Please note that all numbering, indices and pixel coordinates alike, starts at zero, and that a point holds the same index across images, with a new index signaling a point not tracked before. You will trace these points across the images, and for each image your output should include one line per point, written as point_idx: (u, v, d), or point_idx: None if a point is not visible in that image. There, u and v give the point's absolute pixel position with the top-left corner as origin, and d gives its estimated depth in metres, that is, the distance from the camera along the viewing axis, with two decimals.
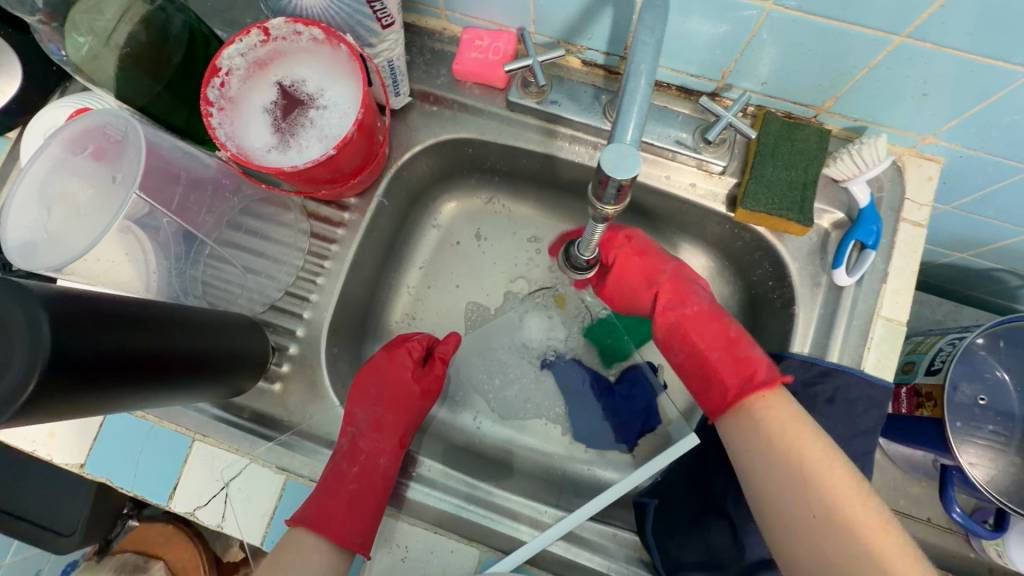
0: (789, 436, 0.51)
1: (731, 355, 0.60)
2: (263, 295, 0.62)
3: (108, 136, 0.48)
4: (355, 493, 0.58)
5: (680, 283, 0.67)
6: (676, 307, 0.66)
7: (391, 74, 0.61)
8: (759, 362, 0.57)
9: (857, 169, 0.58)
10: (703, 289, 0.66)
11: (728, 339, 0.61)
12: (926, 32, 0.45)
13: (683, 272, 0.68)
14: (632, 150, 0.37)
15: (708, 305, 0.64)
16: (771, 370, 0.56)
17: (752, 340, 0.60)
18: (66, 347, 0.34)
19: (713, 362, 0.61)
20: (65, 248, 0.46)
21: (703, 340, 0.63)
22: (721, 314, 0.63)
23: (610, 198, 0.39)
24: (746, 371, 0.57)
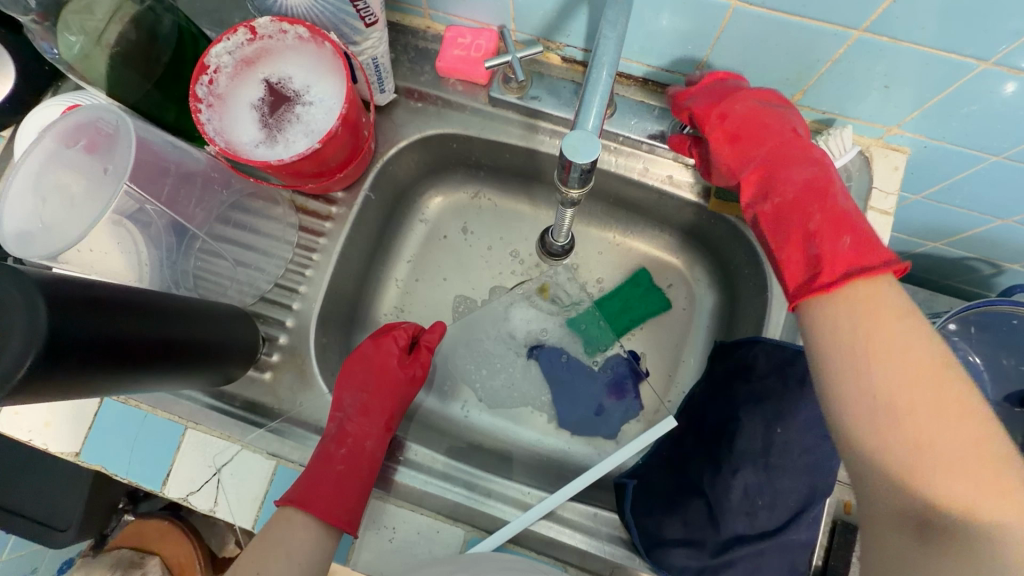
0: (893, 340, 0.43)
1: (806, 254, 0.52)
2: (253, 287, 0.64)
3: (100, 130, 0.50)
4: (343, 473, 0.60)
5: (775, 169, 0.56)
6: (757, 206, 0.57)
7: (375, 72, 0.62)
8: (838, 260, 0.49)
9: (826, 158, 0.61)
10: (799, 177, 0.55)
11: (806, 236, 0.52)
12: (883, 26, 0.47)
13: (783, 151, 0.56)
14: (592, 137, 0.39)
15: (797, 198, 0.54)
16: (850, 269, 0.48)
17: (840, 236, 0.50)
18: (62, 331, 0.36)
19: (784, 260, 0.54)
20: (60, 237, 0.47)
21: (777, 239, 0.55)
22: (809, 205, 0.53)
23: (574, 180, 0.42)
24: (815, 271, 0.50)
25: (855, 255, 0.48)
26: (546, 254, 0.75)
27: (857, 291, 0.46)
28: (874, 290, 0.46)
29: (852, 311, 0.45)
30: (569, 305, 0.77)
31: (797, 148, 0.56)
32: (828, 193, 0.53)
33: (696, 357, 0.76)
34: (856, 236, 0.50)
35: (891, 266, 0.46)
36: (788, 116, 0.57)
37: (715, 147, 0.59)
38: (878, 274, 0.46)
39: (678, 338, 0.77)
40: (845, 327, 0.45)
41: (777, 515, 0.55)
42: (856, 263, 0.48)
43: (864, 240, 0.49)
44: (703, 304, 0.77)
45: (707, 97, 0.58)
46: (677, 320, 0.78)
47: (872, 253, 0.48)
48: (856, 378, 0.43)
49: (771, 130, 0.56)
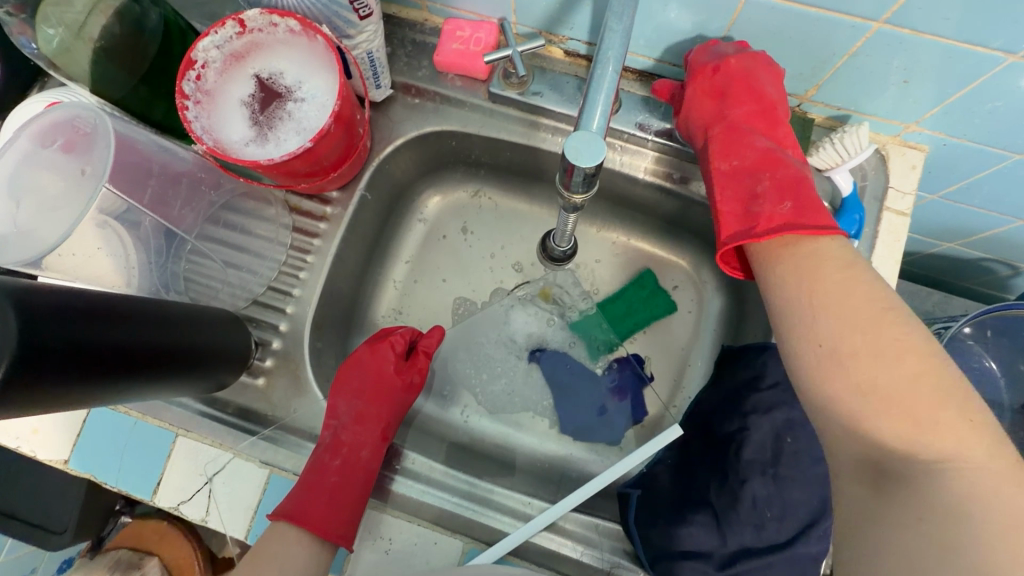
0: (836, 288, 0.44)
1: (747, 209, 0.53)
2: (245, 290, 0.62)
3: (77, 129, 0.48)
4: (337, 485, 0.59)
5: (738, 134, 0.56)
6: (716, 161, 0.57)
7: (371, 66, 0.60)
8: (775, 216, 0.50)
9: (841, 157, 0.58)
10: (761, 143, 0.55)
11: (752, 193, 0.54)
12: (904, 18, 0.45)
13: (751, 120, 0.56)
14: (597, 138, 0.37)
15: (753, 162, 0.55)
16: (788, 225, 0.49)
17: (786, 197, 0.51)
18: (35, 341, 0.34)
19: (722, 205, 0.55)
20: (37, 242, 0.44)
21: (725, 190, 0.56)
22: (762, 170, 0.54)
23: (578, 185, 0.40)
24: (752, 222, 0.52)
25: (795, 215, 0.50)
26: (546, 258, 0.73)
27: (794, 247, 0.48)
28: (817, 247, 0.47)
29: (794, 262, 0.47)
30: (570, 308, 0.76)
31: (764, 119, 0.56)
32: (782, 160, 0.54)
33: (702, 362, 0.74)
34: (801, 200, 0.51)
35: (831, 231, 0.48)
36: (777, 87, 0.53)
37: (695, 103, 0.57)
38: (812, 234, 0.48)
39: (683, 342, 0.75)
40: (790, 280, 0.47)
41: (786, 528, 0.53)
42: (793, 221, 0.49)
43: (807, 206, 0.50)
44: (709, 307, 0.75)
45: (705, 54, 0.55)
46: (683, 323, 0.76)
47: (814, 216, 0.49)
48: (806, 332, 0.45)
49: (749, 99, 0.55)
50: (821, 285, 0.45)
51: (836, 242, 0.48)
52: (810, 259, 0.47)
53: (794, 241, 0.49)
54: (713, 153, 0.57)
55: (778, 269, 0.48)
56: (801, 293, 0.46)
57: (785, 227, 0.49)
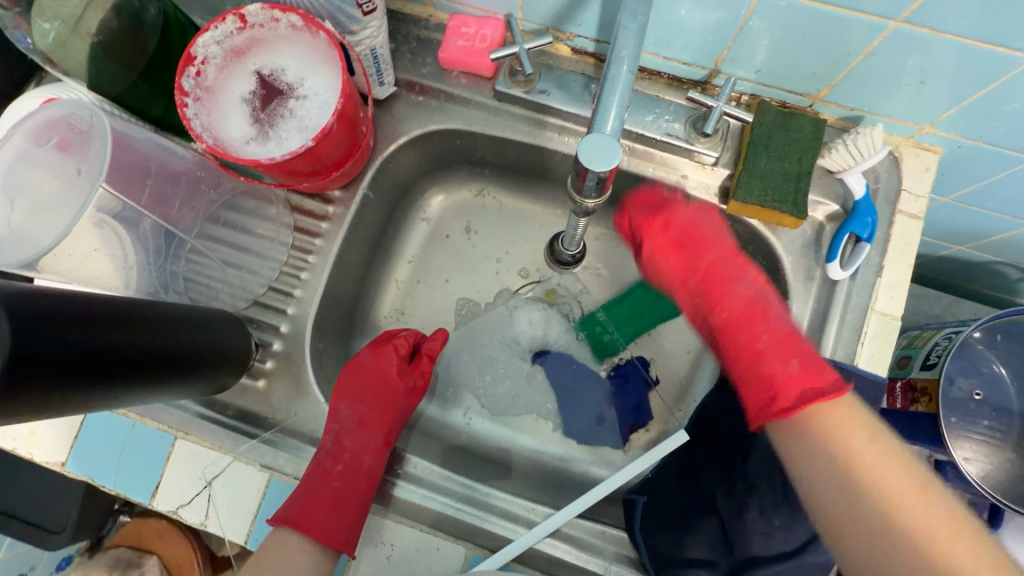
0: (819, 413, 0.49)
1: (758, 373, 0.55)
2: (246, 291, 0.61)
3: (73, 127, 0.46)
4: (339, 491, 0.59)
5: (715, 283, 0.62)
6: (709, 315, 0.62)
7: (374, 63, 0.59)
8: (788, 384, 0.52)
9: (852, 160, 0.56)
10: (739, 293, 0.59)
11: (754, 354, 0.56)
12: (924, 16, 0.44)
13: (723, 266, 0.61)
14: (611, 140, 0.36)
15: (742, 311, 0.58)
16: (803, 393, 0.51)
17: (787, 354, 0.53)
18: (29, 345, 0.33)
19: (742, 384, 0.57)
20: (33, 243, 0.43)
21: (732, 352, 0.58)
22: (756, 324, 0.57)
23: (590, 188, 0.39)
24: (770, 398, 0.53)
25: (805, 379, 0.51)
26: (555, 262, 0.73)
27: (810, 418, 0.49)
28: (827, 410, 0.49)
29: (810, 423, 0.49)
30: (573, 310, 0.75)
31: (733, 263, 0.61)
32: (770, 311, 0.57)
33: (708, 366, 0.73)
34: (806, 360, 0.52)
35: (840, 390, 0.49)
36: (721, 232, 0.62)
37: (661, 252, 0.66)
38: (826, 400, 0.49)
39: (689, 345, 0.74)
40: (808, 438, 0.49)
41: (794, 536, 0.52)
42: (806, 387, 0.51)
43: (811, 364, 0.52)
44: None
45: (645, 210, 0.65)
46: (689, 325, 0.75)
47: (821, 374, 0.51)
48: (835, 481, 0.47)
49: (710, 241, 0.61)
50: (839, 442, 0.48)
51: (847, 401, 0.49)
52: (833, 420, 0.49)
53: (810, 411, 0.50)
54: (704, 310, 0.63)
55: (789, 444, 0.51)
56: (802, 447, 0.50)
57: (802, 397, 0.51)
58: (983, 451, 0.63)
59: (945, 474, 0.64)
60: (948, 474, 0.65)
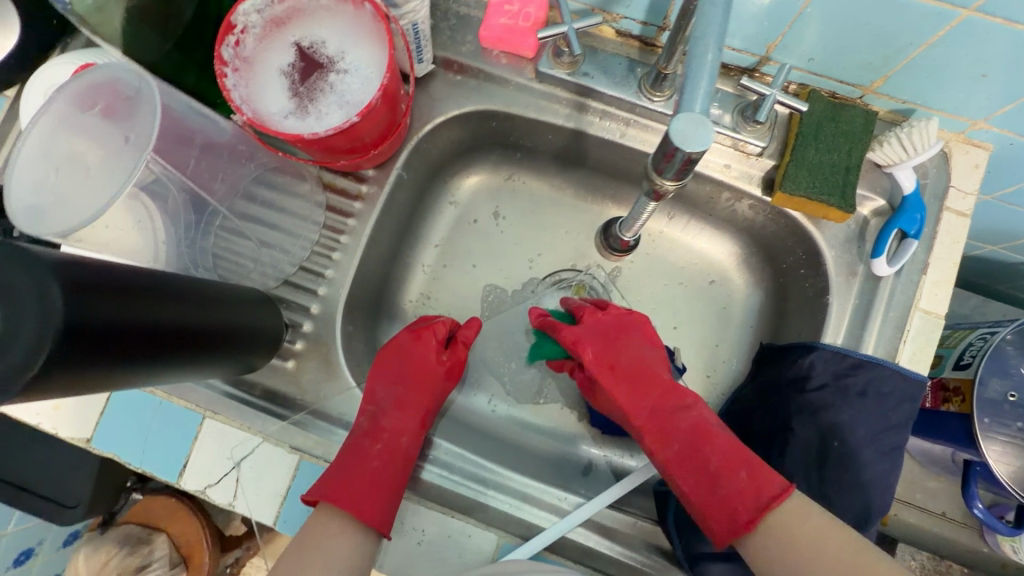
0: (824, 538, 0.47)
1: (714, 495, 0.53)
2: (276, 270, 0.60)
3: (118, 93, 0.45)
4: (377, 471, 0.56)
5: (662, 412, 0.60)
6: (658, 451, 0.59)
7: (415, 39, 0.57)
8: (744, 499, 0.51)
9: (904, 154, 0.55)
10: (684, 421, 0.58)
11: (709, 477, 0.53)
12: (999, 4, 0.42)
13: (665, 401, 0.61)
14: (702, 121, 0.34)
15: (690, 442, 0.56)
16: (757, 505, 0.50)
17: (730, 462, 0.53)
18: (79, 316, 0.32)
19: (700, 508, 0.54)
20: (74, 211, 0.42)
21: (686, 484, 0.55)
22: (702, 449, 0.55)
23: (672, 170, 0.38)
24: (729, 513, 0.51)
25: (756, 492, 0.50)
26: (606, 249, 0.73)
27: (772, 532, 0.48)
28: (791, 513, 0.48)
29: (778, 532, 0.48)
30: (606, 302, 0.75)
31: (667, 396, 0.61)
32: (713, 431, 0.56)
33: (738, 360, 0.72)
34: (753, 466, 0.52)
35: (787, 491, 0.49)
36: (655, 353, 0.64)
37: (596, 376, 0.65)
38: (780, 500, 0.49)
39: (719, 338, 0.72)
40: (772, 533, 0.48)
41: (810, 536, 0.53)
42: (760, 494, 0.50)
43: (758, 472, 0.51)
44: (745, 304, 0.72)
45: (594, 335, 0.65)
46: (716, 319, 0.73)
47: (767, 480, 0.51)
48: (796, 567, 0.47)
49: (657, 378, 0.62)
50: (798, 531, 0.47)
51: (798, 503, 0.49)
52: (783, 528, 0.48)
53: (773, 524, 0.49)
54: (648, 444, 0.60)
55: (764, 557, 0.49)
56: (786, 555, 0.47)
57: (761, 504, 0.50)
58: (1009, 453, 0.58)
59: (975, 475, 0.64)
60: (976, 475, 0.65)
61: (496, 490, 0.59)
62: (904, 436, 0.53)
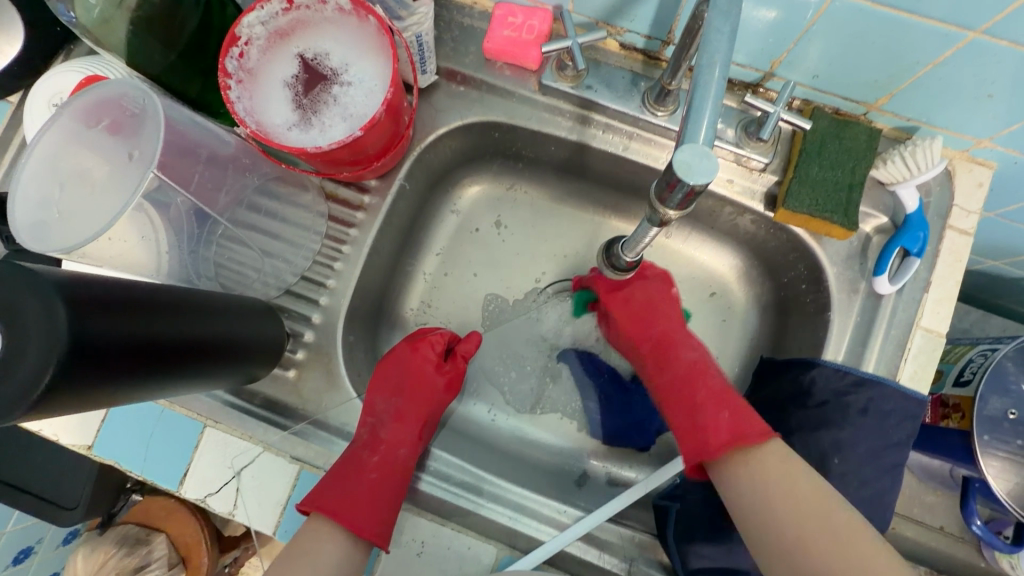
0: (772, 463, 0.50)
1: (693, 421, 0.57)
2: (278, 280, 0.60)
3: (125, 109, 0.45)
4: (375, 482, 0.57)
5: (667, 346, 0.65)
6: (657, 377, 0.64)
7: (419, 51, 0.56)
8: (719, 429, 0.54)
9: (908, 173, 0.55)
10: (687, 355, 0.62)
11: (693, 408, 0.57)
12: (1006, 27, 0.42)
13: (671, 332, 0.65)
14: (707, 151, 0.35)
15: (684, 375, 0.61)
16: (729, 438, 0.53)
17: (717, 402, 0.56)
18: (87, 334, 0.32)
19: (681, 431, 0.58)
20: (79, 227, 0.42)
21: (672, 411, 0.60)
22: (695, 383, 0.59)
23: (674, 202, 0.38)
24: (703, 439, 0.54)
25: (735, 428, 0.53)
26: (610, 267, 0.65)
27: (737, 465, 0.51)
28: (750, 454, 0.51)
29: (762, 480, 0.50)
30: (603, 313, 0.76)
31: (684, 333, 0.65)
32: (709, 373, 0.60)
33: (738, 373, 0.72)
34: (735, 411, 0.54)
35: (767, 433, 0.51)
36: (665, 298, 0.68)
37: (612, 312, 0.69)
38: (751, 441, 0.52)
39: (719, 351, 0.72)
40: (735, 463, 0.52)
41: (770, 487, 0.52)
42: (733, 433, 0.53)
43: (741, 414, 0.54)
44: (746, 317, 0.72)
45: (613, 278, 0.70)
46: (716, 333, 0.73)
47: (751, 421, 0.53)
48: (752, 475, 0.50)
49: (664, 316, 0.67)
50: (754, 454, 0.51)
51: (773, 449, 0.51)
52: (759, 468, 0.50)
53: (732, 458, 0.52)
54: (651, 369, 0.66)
55: (735, 493, 0.51)
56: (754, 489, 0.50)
57: (728, 437, 0.53)
58: (1007, 470, 0.57)
59: (973, 491, 0.64)
60: (975, 491, 0.64)
61: (495, 502, 0.58)
62: (904, 454, 0.52)
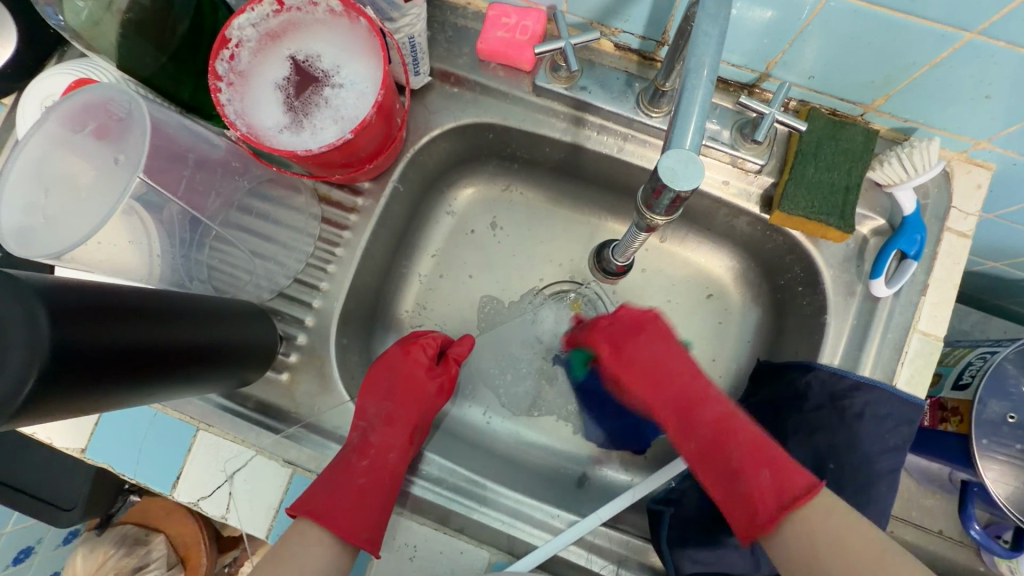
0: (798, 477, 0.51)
1: (735, 489, 0.53)
2: (271, 282, 0.59)
3: (111, 114, 0.45)
4: (363, 487, 0.57)
5: (687, 408, 0.60)
6: (682, 444, 0.60)
7: (411, 52, 0.56)
8: (763, 496, 0.51)
9: (904, 174, 0.54)
10: (708, 415, 0.58)
11: (730, 475, 0.54)
12: (1003, 28, 0.41)
13: (688, 389, 0.61)
14: (693, 158, 0.35)
15: (712, 436, 0.57)
16: (780, 503, 0.50)
17: (755, 463, 0.52)
18: (67, 343, 0.32)
19: (720, 498, 0.55)
20: (66, 232, 0.42)
21: (708, 478, 0.56)
22: (725, 445, 0.55)
23: (661, 207, 0.38)
24: (751, 510, 0.52)
25: (781, 492, 0.50)
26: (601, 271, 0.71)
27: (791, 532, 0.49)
28: (806, 514, 0.49)
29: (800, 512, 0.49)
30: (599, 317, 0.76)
31: (701, 387, 0.61)
32: (738, 427, 0.56)
33: (735, 375, 0.71)
34: (776, 468, 0.51)
35: (815, 488, 0.49)
36: (670, 346, 0.64)
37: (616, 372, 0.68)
38: (803, 500, 0.49)
39: (715, 353, 0.72)
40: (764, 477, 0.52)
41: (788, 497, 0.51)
42: (782, 495, 0.50)
43: (781, 470, 0.51)
44: (742, 319, 0.72)
45: (624, 327, 0.68)
46: (712, 335, 0.72)
47: (792, 480, 0.50)
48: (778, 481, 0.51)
49: (674, 371, 0.63)
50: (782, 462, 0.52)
51: (824, 501, 0.49)
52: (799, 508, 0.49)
53: (789, 526, 0.49)
54: (675, 434, 0.61)
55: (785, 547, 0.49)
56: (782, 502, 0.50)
57: (781, 504, 0.50)
58: (1006, 474, 0.57)
59: (972, 496, 0.63)
60: (974, 495, 0.64)
61: (488, 507, 0.58)
62: (900, 459, 0.52)
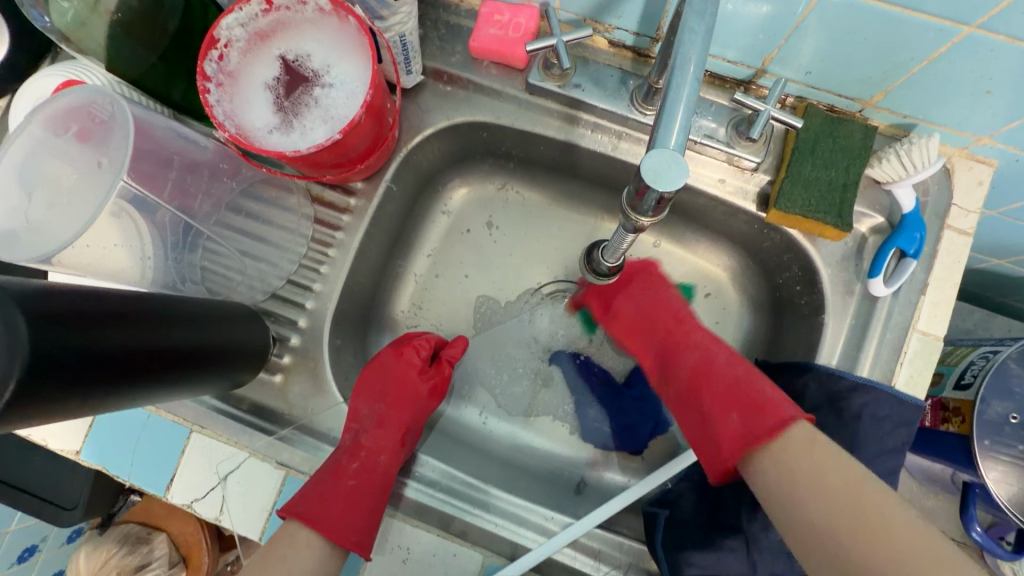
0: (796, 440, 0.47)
1: (705, 430, 0.54)
2: (264, 283, 0.59)
3: (93, 117, 0.45)
4: (353, 489, 0.57)
5: (671, 352, 0.63)
6: (665, 391, 0.62)
7: (402, 51, 0.55)
8: (729, 435, 0.51)
9: (904, 172, 0.53)
10: (687, 361, 0.60)
11: (703, 418, 0.55)
12: (1004, 21, 0.40)
13: (673, 337, 0.64)
14: (676, 158, 0.34)
15: (688, 384, 0.58)
16: (745, 441, 0.50)
17: (727, 403, 0.53)
18: (45, 348, 0.31)
19: (694, 442, 0.56)
20: (50, 236, 0.42)
21: (684, 423, 0.58)
22: (700, 391, 0.56)
23: (646, 208, 0.38)
24: (717, 448, 0.52)
25: (747, 429, 0.50)
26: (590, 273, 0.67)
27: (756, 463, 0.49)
28: (776, 449, 0.48)
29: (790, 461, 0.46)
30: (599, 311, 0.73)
31: (688, 332, 0.63)
32: (712, 374, 0.56)
33: None
34: (745, 408, 0.51)
35: (782, 426, 0.48)
36: (666, 296, 0.68)
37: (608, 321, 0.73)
38: (763, 438, 0.49)
39: None
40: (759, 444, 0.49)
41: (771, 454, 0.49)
42: (747, 435, 0.50)
43: (752, 408, 0.51)
44: (740, 318, 0.71)
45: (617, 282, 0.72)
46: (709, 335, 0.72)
47: (763, 417, 0.50)
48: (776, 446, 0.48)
49: (659, 316, 0.67)
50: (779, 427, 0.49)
51: (804, 434, 0.47)
52: (782, 454, 0.47)
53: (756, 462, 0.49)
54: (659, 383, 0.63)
55: (761, 481, 0.48)
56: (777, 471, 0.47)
57: (744, 442, 0.50)
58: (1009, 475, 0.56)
59: (974, 497, 0.62)
60: (975, 497, 0.62)
61: (483, 510, 0.57)
62: (899, 461, 0.50)
